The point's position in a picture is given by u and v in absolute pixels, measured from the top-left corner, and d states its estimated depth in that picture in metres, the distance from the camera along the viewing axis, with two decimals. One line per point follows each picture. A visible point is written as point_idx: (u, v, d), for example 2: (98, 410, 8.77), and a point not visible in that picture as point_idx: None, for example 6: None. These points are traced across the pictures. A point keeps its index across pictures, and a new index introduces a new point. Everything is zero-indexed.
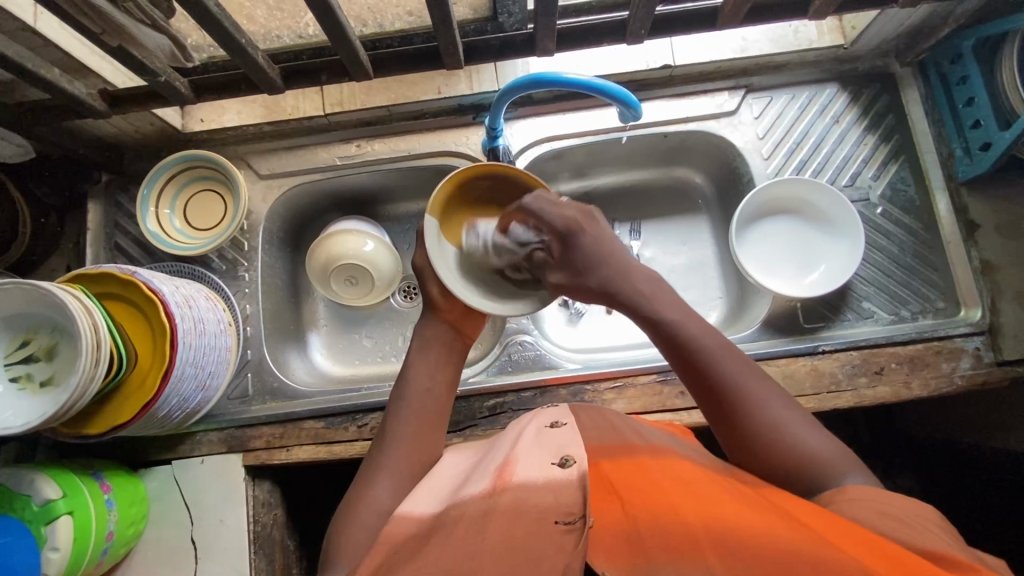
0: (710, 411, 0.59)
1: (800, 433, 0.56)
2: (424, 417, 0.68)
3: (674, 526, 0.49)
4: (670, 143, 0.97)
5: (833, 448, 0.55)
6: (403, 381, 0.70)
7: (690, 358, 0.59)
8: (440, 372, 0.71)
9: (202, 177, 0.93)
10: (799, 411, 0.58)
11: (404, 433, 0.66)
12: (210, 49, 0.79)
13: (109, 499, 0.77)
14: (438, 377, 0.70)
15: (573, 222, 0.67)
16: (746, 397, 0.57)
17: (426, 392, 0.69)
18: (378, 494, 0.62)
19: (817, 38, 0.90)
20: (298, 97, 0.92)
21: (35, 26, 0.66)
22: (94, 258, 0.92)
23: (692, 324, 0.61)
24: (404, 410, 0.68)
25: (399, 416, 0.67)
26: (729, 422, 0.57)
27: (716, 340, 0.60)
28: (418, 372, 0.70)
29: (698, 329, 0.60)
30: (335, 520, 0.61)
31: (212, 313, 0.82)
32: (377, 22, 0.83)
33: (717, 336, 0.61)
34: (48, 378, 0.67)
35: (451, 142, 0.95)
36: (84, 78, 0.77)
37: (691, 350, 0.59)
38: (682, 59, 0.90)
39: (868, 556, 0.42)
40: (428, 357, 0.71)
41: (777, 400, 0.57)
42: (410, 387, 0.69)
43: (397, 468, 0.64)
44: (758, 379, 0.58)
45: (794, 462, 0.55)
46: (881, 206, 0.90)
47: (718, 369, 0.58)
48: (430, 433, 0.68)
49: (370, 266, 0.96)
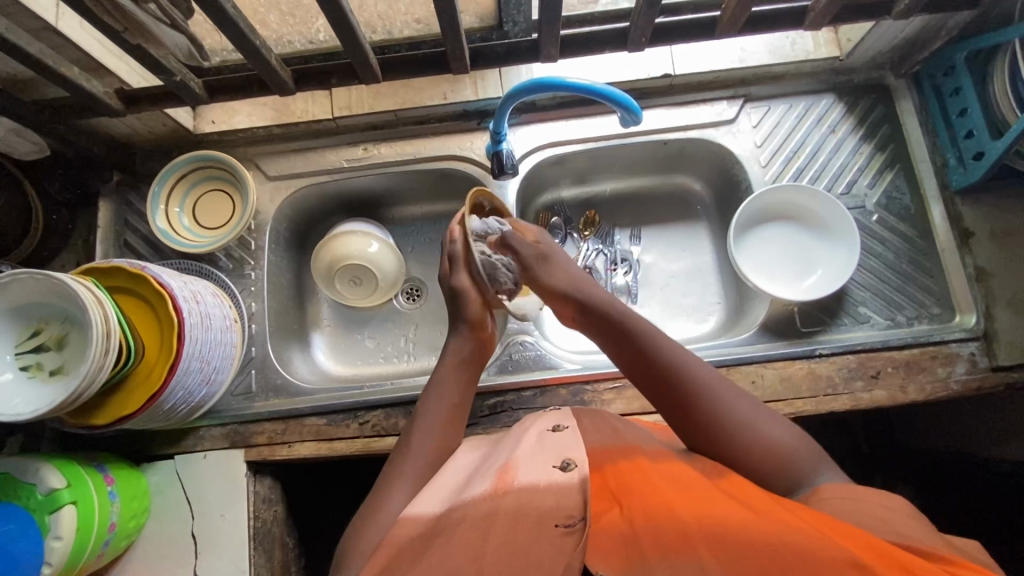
0: (672, 408, 0.63)
1: (766, 425, 0.60)
2: (449, 431, 0.70)
3: (668, 523, 0.50)
4: (670, 151, 1.00)
5: (798, 441, 0.59)
6: (431, 392, 0.72)
7: (649, 355, 0.65)
8: (467, 390, 0.74)
9: (212, 177, 0.95)
10: (761, 406, 0.62)
11: (431, 441, 0.68)
12: (224, 54, 0.81)
13: (112, 491, 0.78)
14: (467, 395, 0.73)
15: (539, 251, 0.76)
16: (712, 394, 0.62)
17: (454, 408, 0.71)
18: (395, 495, 0.63)
19: (813, 50, 0.93)
20: (308, 100, 0.95)
21: (56, 25, 0.68)
22: (103, 254, 0.94)
23: (649, 325, 0.68)
24: (432, 421, 0.69)
25: (425, 425, 0.69)
26: (699, 416, 0.61)
27: (670, 340, 0.67)
28: (449, 386, 0.72)
29: (661, 343, 0.66)
30: (355, 520, 0.62)
31: (219, 309, 0.84)
32: (385, 29, 0.86)
33: (675, 342, 0.67)
34: (58, 366, 0.69)
35: (457, 147, 0.97)
36: (102, 78, 0.79)
37: (654, 346, 0.66)
38: (681, 68, 0.92)
39: (856, 545, 0.43)
40: (457, 373, 0.74)
41: (738, 396, 0.62)
42: (439, 400, 0.71)
43: (418, 476, 0.65)
44: (717, 377, 0.64)
45: (770, 463, 0.58)
46: (877, 213, 0.92)
47: (692, 377, 0.63)
48: (449, 447, 0.70)
49: (375, 267, 0.98)
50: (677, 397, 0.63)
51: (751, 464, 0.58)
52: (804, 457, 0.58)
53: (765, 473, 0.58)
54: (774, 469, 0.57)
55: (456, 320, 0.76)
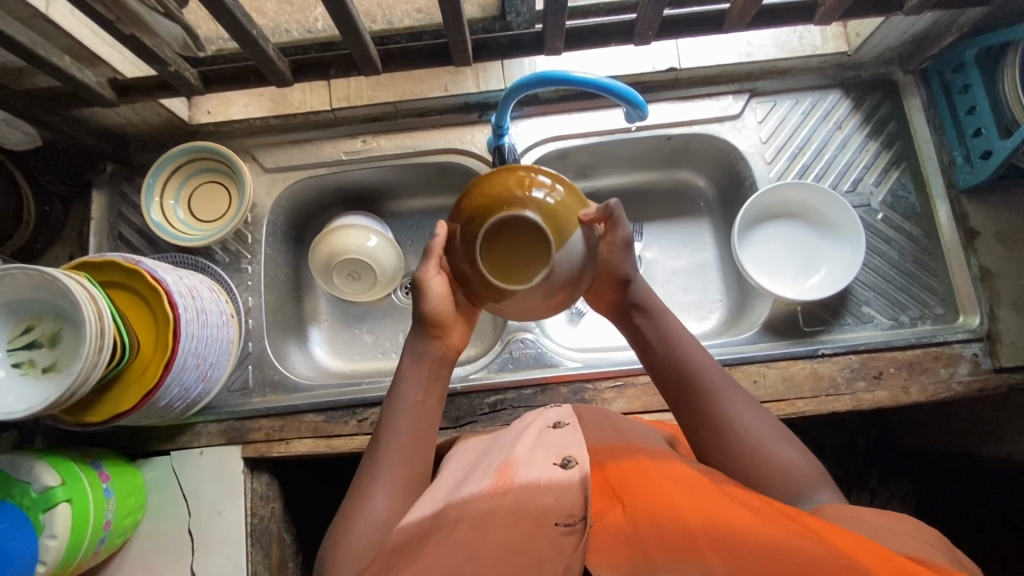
0: (689, 422, 0.63)
1: (785, 453, 0.58)
2: (419, 431, 0.65)
3: (673, 523, 0.49)
4: (674, 145, 0.98)
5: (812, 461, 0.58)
6: (395, 393, 0.66)
7: (674, 358, 0.64)
8: (434, 383, 0.68)
9: (207, 169, 0.93)
10: (778, 427, 0.61)
11: (399, 444, 0.64)
12: (220, 42, 0.79)
13: (108, 488, 0.78)
14: (431, 392, 0.68)
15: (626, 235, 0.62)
16: (732, 422, 0.60)
17: (419, 405, 0.66)
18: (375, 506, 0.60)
19: (821, 45, 0.91)
20: (305, 91, 0.93)
21: (46, 13, 0.66)
22: (97, 247, 0.92)
23: (678, 329, 0.66)
24: (397, 424, 0.64)
25: (391, 430, 0.64)
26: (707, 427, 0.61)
27: (697, 347, 0.65)
28: (411, 383, 0.66)
29: (695, 358, 0.64)
30: (331, 532, 0.60)
31: (215, 304, 0.83)
32: (385, 19, 0.84)
33: (700, 348, 0.65)
34: (50, 364, 0.67)
35: (458, 140, 0.95)
36: (94, 67, 0.77)
37: (684, 361, 0.64)
38: (687, 62, 0.90)
39: (861, 551, 0.42)
40: (419, 368, 0.67)
41: (753, 412, 0.61)
42: (403, 399, 0.66)
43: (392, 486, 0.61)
44: (735, 390, 0.63)
45: (770, 469, 0.58)
46: (882, 212, 0.91)
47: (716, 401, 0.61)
48: (427, 449, 0.65)
49: (373, 262, 0.96)
50: (690, 404, 0.62)
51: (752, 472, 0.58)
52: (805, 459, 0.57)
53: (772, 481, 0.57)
54: (775, 475, 0.57)
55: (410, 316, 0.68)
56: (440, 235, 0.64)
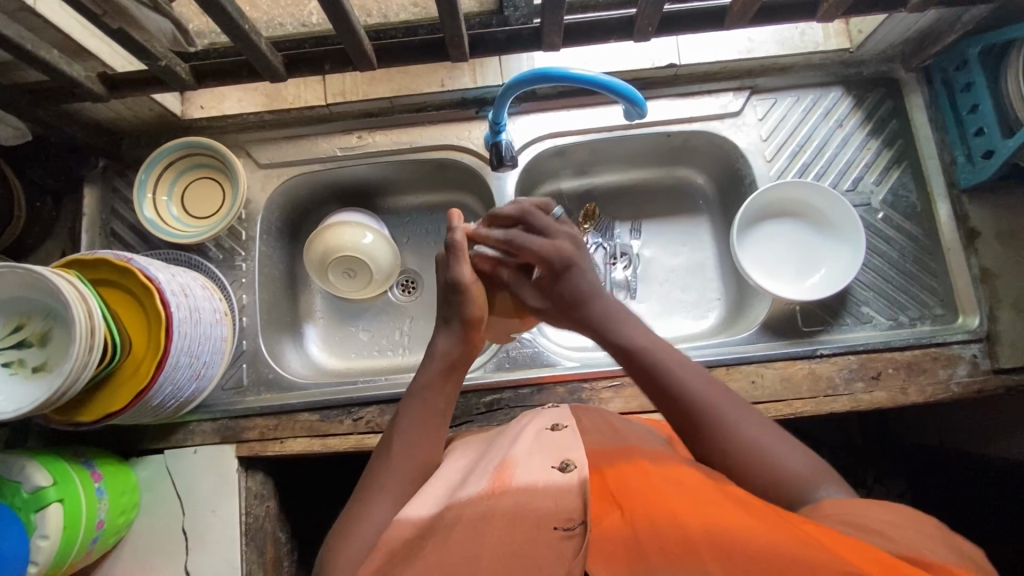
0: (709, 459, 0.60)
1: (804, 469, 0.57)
2: (428, 437, 0.65)
3: (672, 530, 0.49)
4: (673, 142, 0.97)
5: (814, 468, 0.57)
6: (414, 396, 0.66)
7: (647, 362, 0.65)
8: (451, 395, 0.68)
9: (201, 165, 0.92)
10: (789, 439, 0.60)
11: (408, 448, 0.64)
12: (212, 36, 0.78)
13: (100, 488, 0.77)
14: (451, 401, 0.68)
15: (564, 255, 0.70)
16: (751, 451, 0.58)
17: (434, 412, 0.66)
18: (380, 507, 0.59)
19: (823, 41, 0.89)
20: (300, 86, 0.91)
21: (34, 6, 0.65)
22: (90, 243, 0.91)
23: (641, 336, 0.68)
24: (408, 427, 0.65)
25: (406, 433, 0.64)
26: (697, 422, 0.61)
27: (693, 373, 0.64)
28: (428, 390, 0.66)
29: (703, 393, 0.62)
30: (338, 525, 0.60)
31: (208, 302, 0.82)
32: (380, 12, 0.82)
33: (670, 349, 0.66)
34: (40, 363, 0.66)
35: (454, 136, 0.94)
36: (84, 61, 0.76)
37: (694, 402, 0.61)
38: (687, 58, 0.89)
39: (865, 557, 0.41)
40: (442, 376, 0.67)
41: (773, 439, 0.59)
42: (417, 404, 0.66)
43: (396, 488, 0.61)
44: (732, 403, 0.62)
45: (772, 474, 0.57)
46: (882, 211, 0.90)
47: (734, 434, 0.59)
48: (432, 453, 0.65)
49: (369, 259, 0.95)
50: (674, 404, 0.62)
51: (753, 477, 0.57)
52: (804, 463, 0.57)
53: (766, 480, 0.57)
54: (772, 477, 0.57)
55: (450, 316, 0.68)
56: (457, 227, 0.69)
